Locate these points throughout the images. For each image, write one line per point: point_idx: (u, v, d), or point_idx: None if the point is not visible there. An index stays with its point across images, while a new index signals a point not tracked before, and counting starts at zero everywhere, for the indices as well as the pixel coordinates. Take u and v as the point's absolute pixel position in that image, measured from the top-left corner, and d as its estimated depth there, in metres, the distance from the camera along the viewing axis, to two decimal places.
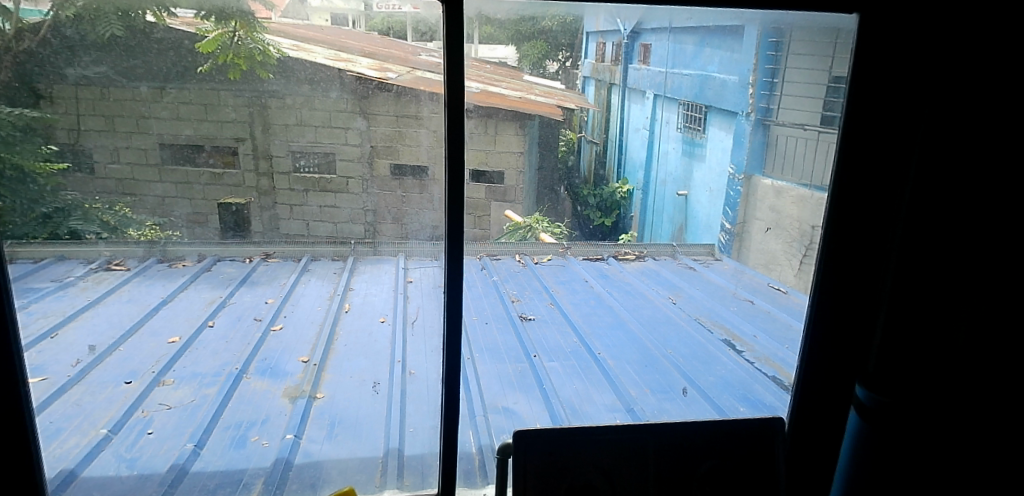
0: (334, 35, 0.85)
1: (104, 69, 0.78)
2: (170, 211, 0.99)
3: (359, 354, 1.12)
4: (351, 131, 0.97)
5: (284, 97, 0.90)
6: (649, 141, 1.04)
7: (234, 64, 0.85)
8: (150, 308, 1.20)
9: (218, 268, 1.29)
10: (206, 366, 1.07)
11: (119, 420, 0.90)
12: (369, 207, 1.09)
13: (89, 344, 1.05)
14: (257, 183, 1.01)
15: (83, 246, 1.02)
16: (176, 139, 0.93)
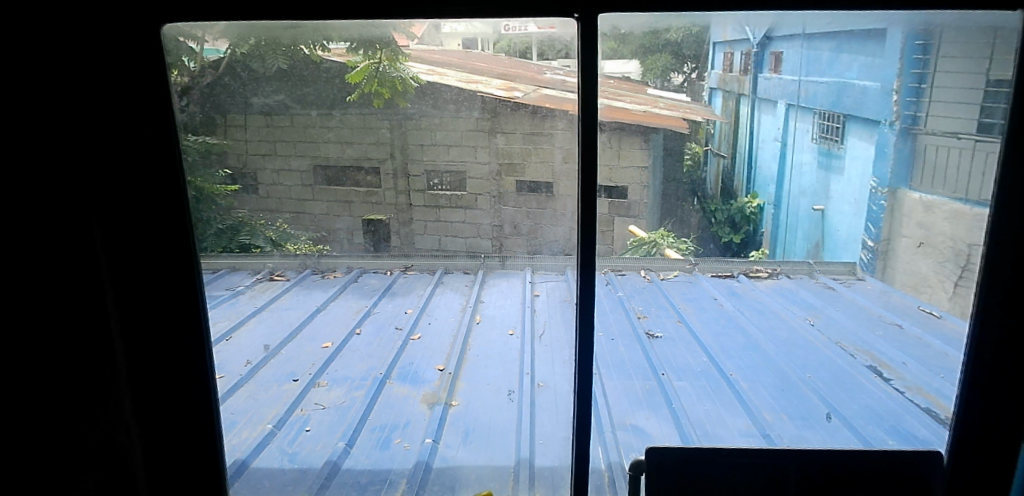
0: (463, 60, 0.86)
1: (282, 97, 0.89)
2: (326, 225, 1.06)
3: (490, 365, 1.19)
4: (482, 149, 1.03)
5: (418, 120, 0.97)
6: (782, 152, 0.98)
7: (377, 93, 0.92)
8: (308, 313, 1.37)
9: (364, 279, 1.51)
10: (356, 370, 1.17)
11: (282, 417, 0.99)
12: (496, 222, 1.16)
13: (263, 344, 1.21)
14: (395, 200, 1.08)
15: (256, 259, 1.19)
16: (331, 162, 1.03)
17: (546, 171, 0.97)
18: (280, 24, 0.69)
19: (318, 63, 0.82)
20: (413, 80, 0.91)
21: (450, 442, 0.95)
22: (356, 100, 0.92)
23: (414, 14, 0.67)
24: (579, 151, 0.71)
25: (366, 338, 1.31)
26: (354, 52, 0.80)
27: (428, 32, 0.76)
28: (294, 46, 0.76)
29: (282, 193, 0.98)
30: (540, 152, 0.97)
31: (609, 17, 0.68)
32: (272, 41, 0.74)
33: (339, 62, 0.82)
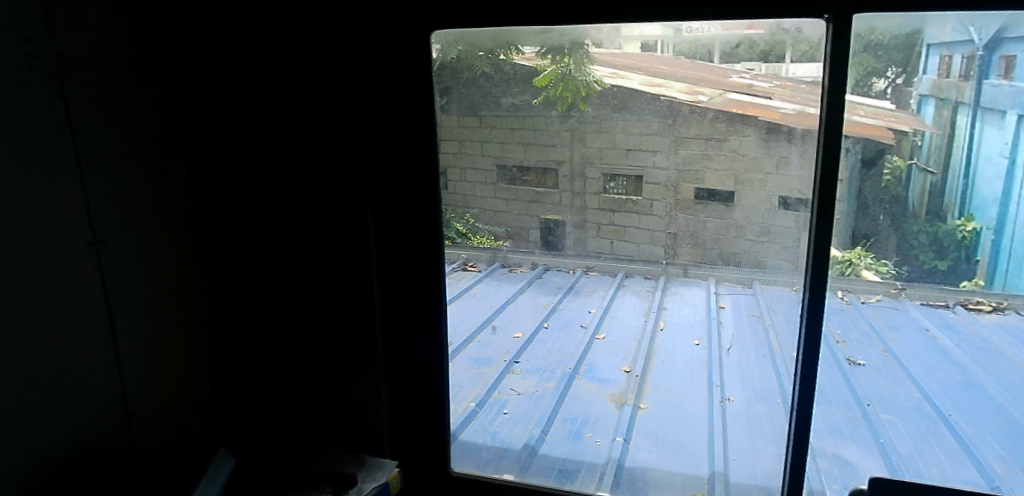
0: (648, 61, 0.92)
1: (526, 97, 1.08)
2: (500, 221, 1.22)
3: (670, 373, 1.43)
4: (659, 156, 1.18)
5: (601, 122, 1.13)
6: (1008, 171, 0.90)
7: (562, 98, 1.09)
8: (499, 304, 1.69)
9: (546, 276, 1.85)
10: (544, 362, 1.47)
11: (483, 398, 1.22)
12: (669, 228, 1.28)
13: (489, 324, 1.58)
14: (569, 200, 1.30)
15: (474, 252, 1.33)
16: (518, 162, 1.20)
17: (732, 178, 1.12)
18: (531, 31, 0.86)
19: (515, 66, 0.98)
20: (597, 83, 1.05)
21: (640, 444, 1.13)
22: (542, 102, 1.10)
23: (634, 17, 0.79)
24: (820, 165, 0.76)
25: (552, 332, 1.66)
26: (542, 56, 0.95)
27: (608, 33, 0.85)
28: (491, 52, 0.93)
29: (473, 185, 1.06)
30: (738, 156, 1.06)
31: (863, 17, 0.72)
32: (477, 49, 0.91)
33: (527, 66, 0.98)
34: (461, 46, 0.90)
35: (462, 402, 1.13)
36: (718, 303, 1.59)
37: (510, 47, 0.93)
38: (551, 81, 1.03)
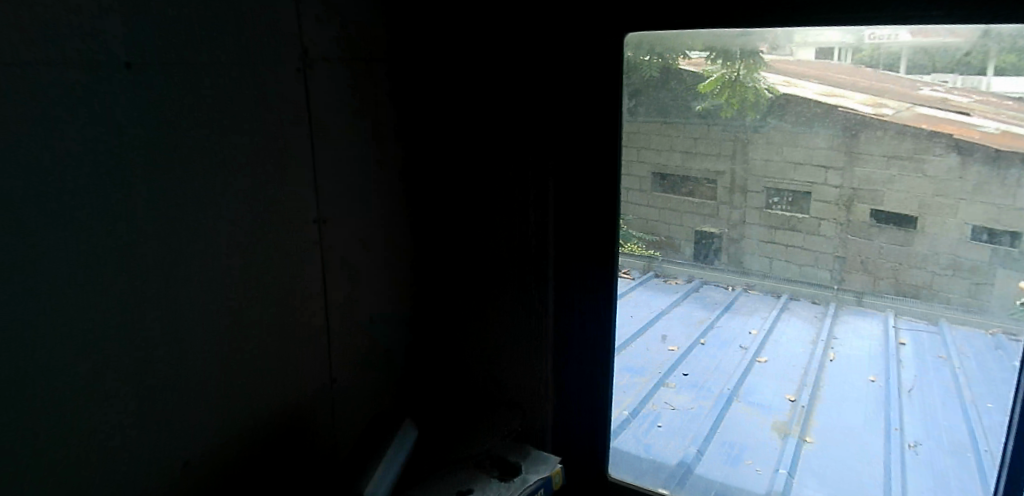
0: (825, 71, 1.31)
1: (715, 106, 1.47)
2: (653, 229, 1.65)
3: (841, 409, 1.57)
4: (833, 172, 1.37)
5: (769, 133, 1.43)
6: None
7: (729, 104, 1.45)
8: (653, 315, 1.75)
9: (704, 290, 1.68)
10: (705, 378, 1.74)
11: (637, 407, 1.79)
12: (839, 252, 1.41)
13: (663, 333, 1.77)
14: (730, 198, 1.53)
15: (647, 258, 1.68)
16: (688, 173, 1.57)
17: (914, 201, 1.28)
18: (733, 33, 1.40)
19: (689, 75, 1.48)
20: (769, 91, 1.39)
21: (803, 479, 1.57)
22: (706, 109, 1.48)
23: (805, 20, 1.28)
24: None
25: (710, 349, 1.74)
26: (712, 61, 1.44)
27: (783, 38, 1.34)
28: (664, 60, 1.51)
29: (628, 193, 1.64)
30: (926, 177, 1.25)
31: None
32: (667, 58, 1.50)
33: (697, 71, 1.47)
34: (635, 50, 1.53)
35: (615, 413, 1.82)
36: (897, 338, 1.41)
37: (681, 54, 1.48)
38: (718, 86, 1.45)
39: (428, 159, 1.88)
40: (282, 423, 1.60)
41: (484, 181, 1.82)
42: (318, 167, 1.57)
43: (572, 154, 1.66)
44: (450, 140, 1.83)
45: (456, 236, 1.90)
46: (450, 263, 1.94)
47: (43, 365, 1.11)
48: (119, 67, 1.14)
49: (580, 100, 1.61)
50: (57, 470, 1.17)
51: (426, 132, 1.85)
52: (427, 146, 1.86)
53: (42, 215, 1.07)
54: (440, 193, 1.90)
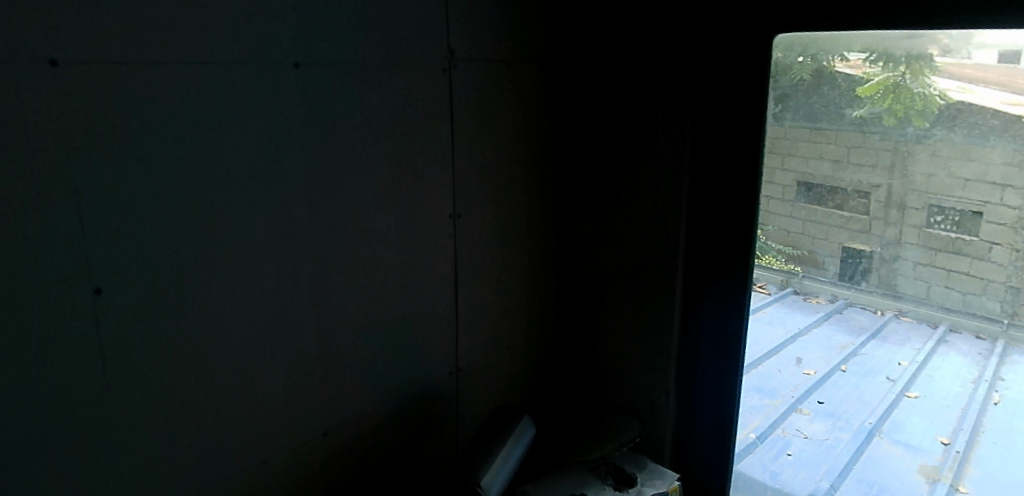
0: (1007, 79, 1.19)
1: (873, 112, 1.38)
2: (795, 242, 1.58)
3: (1005, 462, 1.36)
4: (1012, 190, 1.23)
5: (934, 144, 1.31)
6: None
7: (891, 112, 1.34)
8: (790, 335, 1.67)
9: (848, 312, 1.56)
10: (842, 408, 1.61)
11: (765, 431, 1.73)
12: (1011, 282, 1.26)
13: (797, 355, 1.68)
14: (885, 214, 1.41)
15: (788, 273, 1.62)
16: (840, 184, 1.48)
17: None
18: (899, 35, 1.31)
19: (845, 78, 1.41)
20: (940, 98, 1.27)
21: None
22: (863, 117, 1.39)
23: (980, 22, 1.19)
24: None
25: (851, 377, 1.59)
26: (873, 63, 1.35)
27: (957, 40, 1.23)
28: (817, 62, 1.44)
29: (768, 202, 1.58)
30: None
31: None
32: (821, 59, 1.43)
33: (855, 74, 1.39)
34: (785, 52, 1.48)
35: (741, 433, 1.78)
36: None
37: (838, 55, 1.41)
38: (879, 90, 1.35)
39: (570, 163, 1.95)
40: (410, 399, 1.75)
41: (615, 186, 1.84)
42: (456, 163, 1.70)
43: (712, 163, 1.62)
44: (591, 146, 1.88)
45: (590, 238, 1.94)
46: (582, 266, 1.98)
47: (215, 319, 1.33)
48: (288, 67, 1.34)
49: (721, 104, 1.58)
50: (220, 413, 1.37)
51: (568, 137, 1.94)
52: (571, 150, 1.94)
53: (228, 191, 1.29)
54: (576, 195, 1.96)
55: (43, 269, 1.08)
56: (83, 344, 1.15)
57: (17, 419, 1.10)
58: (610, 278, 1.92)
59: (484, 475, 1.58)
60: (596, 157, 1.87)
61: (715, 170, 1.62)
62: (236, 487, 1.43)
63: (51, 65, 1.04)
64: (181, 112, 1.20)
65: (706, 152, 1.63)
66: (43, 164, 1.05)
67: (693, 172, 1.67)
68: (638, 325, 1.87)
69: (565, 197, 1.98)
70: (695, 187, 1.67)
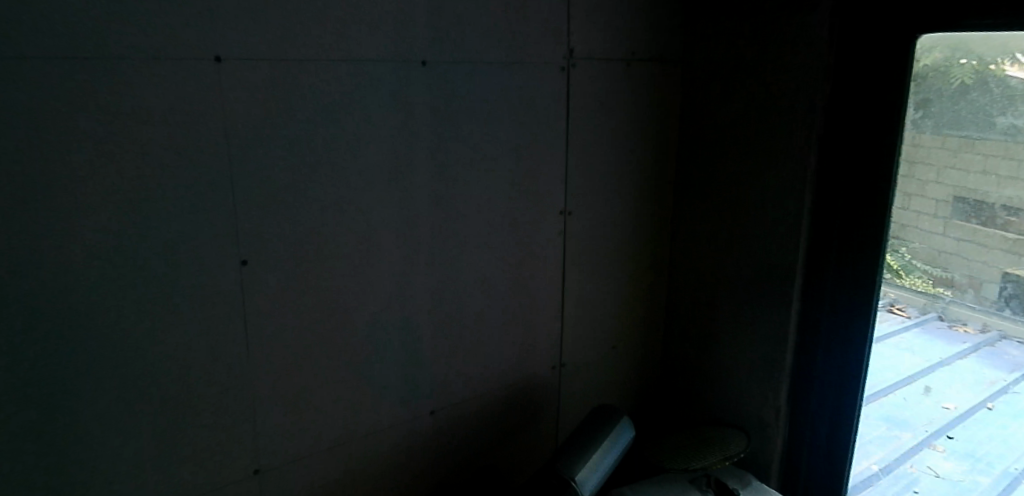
0: None
1: None
2: (944, 261, 1.45)
3: None
4: None
5: None
6: None
7: None
8: (927, 365, 1.54)
9: (1000, 345, 1.39)
10: (982, 449, 1.46)
11: (889, 463, 1.62)
12: None
13: (929, 385, 1.55)
14: None
15: (930, 295, 1.49)
16: (1001, 200, 1.33)
17: None
18: None
19: (1012, 83, 1.27)
20: None
21: None
22: None
23: None
24: None
25: (998, 417, 1.42)
26: None
27: None
28: (981, 63, 1.32)
29: (919, 219, 1.46)
30: None
31: None
32: (989, 63, 1.30)
33: None
34: (939, 53, 1.37)
35: (861, 463, 1.67)
36: None
37: (1008, 56, 1.27)
38: None
39: (687, 166, 1.91)
40: (514, 387, 1.79)
41: (732, 193, 1.78)
42: (569, 160, 1.72)
43: (839, 172, 1.54)
44: (708, 148, 1.83)
45: (704, 242, 1.89)
46: (697, 271, 1.93)
47: (342, 297, 1.45)
48: (417, 64, 1.43)
49: (857, 110, 1.49)
50: (342, 383, 1.50)
51: (685, 141, 1.90)
52: (687, 154, 1.90)
53: (359, 180, 1.41)
54: (688, 200, 1.92)
55: (201, 238, 1.25)
56: (229, 307, 1.31)
57: (175, 368, 1.28)
58: (721, 289, 1.86)
59: (579, 470, 1.60)
60: (713, 160, 1.82)
61: (842, 178, 1.53)
62: (352, 450, 1.55)
63: (216, 60, 1.20)
64: (324, 105, 1.34)
65: (832, 159, 1.55)
66: (207, 146, 1.22)
67: (818, 180, 1.58)
68: (750, 337, 1.80)
69: (681, 199, 1.94)
70: (819, 195, 1.59)
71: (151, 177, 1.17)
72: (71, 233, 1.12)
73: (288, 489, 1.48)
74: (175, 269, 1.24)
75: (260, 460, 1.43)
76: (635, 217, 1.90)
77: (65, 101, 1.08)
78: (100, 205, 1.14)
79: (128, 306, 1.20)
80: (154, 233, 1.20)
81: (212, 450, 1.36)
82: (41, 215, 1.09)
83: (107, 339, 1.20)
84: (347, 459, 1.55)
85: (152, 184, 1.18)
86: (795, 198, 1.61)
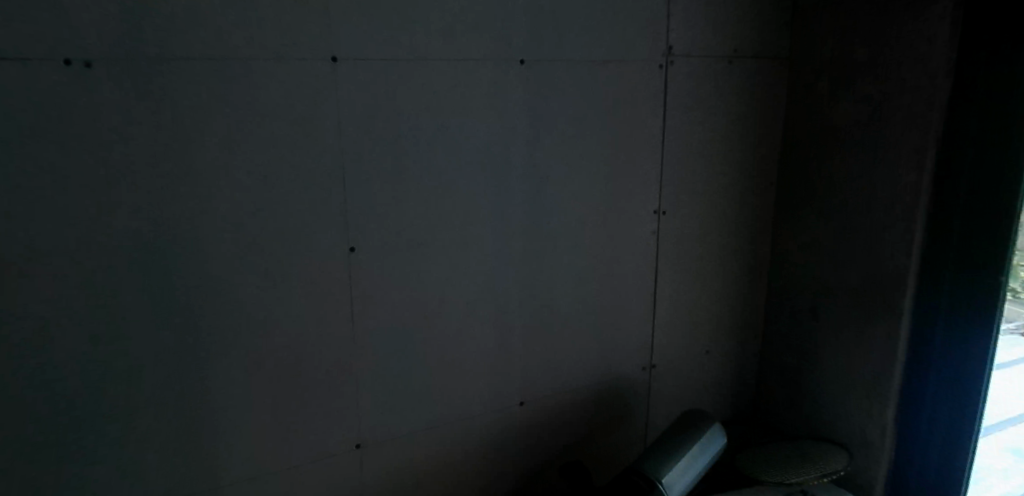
0: None
1: None
2: None
3: None
4: None
5: None
6: None
7: None
8: None
9: None
10: None
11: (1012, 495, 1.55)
12: None
13: None
14: None
15: None
16: None
17: None
18: None
19: None
20: None
21: None
22: None
23: None
24: None
25: None
26: None
27: None
28: None
29: None
30: None
31: None
32: None
33: None
34: None
35: None
36: None
37: None
38: None
39: (789, 167, 1.84)
40: (603, 385, 1.79)
41: (837, 196, 1.70)
42: (665, 158, 1.70)
43: (960, 175, 1.44)
44: (812, 149, 1.76)
45: (805, 247, 1.81)
46: (798, 278, 1.85)
47: (441, 287, 1.51)
48: (516, 64, 1.47)
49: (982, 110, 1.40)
50: (439, 369, 1.56)
51: (788, 141, 1.84)
52: (790, 155, 1.84)
53: (460, 174, 1.47)
54: (790, 203, 1.85)
55: (315, 225, 1.35)
56: (337, 291, 1.40)
57: (290, 346, 1.38)
58: (823, 296, 1.78)
59: (666, 472, 1.58)
60: (818, 162, 1.75)
61: (964, 183, 1.44)
62: (446, 435, 1.60)
63: (332, 61, 1.30)
64: (428, 102, 1.40)
65: (953, 161, 1.45)
66: (321, 140, 1.32)
67: (935, 183, 1.49)
68: (855, 348, 1.71)
69: (782, 202, 1.87)
70: (936, 200, 1.50)
71: (273, 168, 1.29)
72: (205, 219, 1.26)
73: (386, 466, 1.55)
74: (292, 253, 1.34)
75: (361, 436, 1.50)
76: (732, 219, 1.85)
77: (205, 101, 1.21)
78: (231, 194, 1.27)
79: (250, 286, 1.33)
80: (275, 220, 1.31)
81: (320, 424, 1.46)
82: (182, 201, 1.23)
83: (234, 316, 1.32)
84: (440, 444, 1.60)
85: (274, 176, 1.29)
86: (907, 204, 1.53)
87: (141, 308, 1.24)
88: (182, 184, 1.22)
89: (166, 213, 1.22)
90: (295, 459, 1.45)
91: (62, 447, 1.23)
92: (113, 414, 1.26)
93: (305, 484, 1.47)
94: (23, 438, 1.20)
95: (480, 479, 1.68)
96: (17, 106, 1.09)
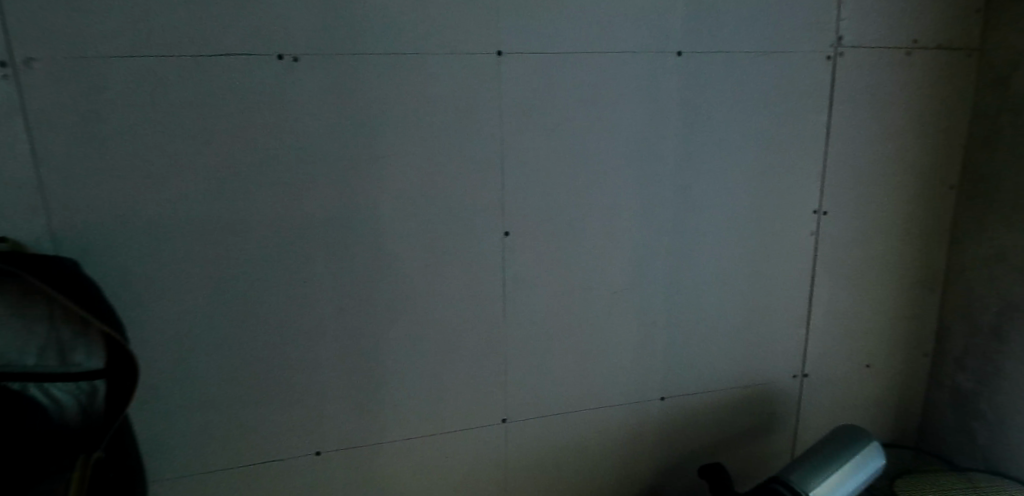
0: None
1: None
2: None
3: None
4: None
5: None
6: None
7: None
8: None
9: None
10: None
11: None
12: None
13: None
14: None
15: None
16: None
17: None
18: None
19: None
20: None
21: None
22: None
23: None
24: None
25: None
26: None
27: None
28: None
29: None
30: None
31: None
32: None
33: None
34: None
35: None
36: None
37: None
38: None
39: (974, 169, 1.66)
40: (748, 389, 1.73)
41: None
42: (828, 156, 1.61)
43: None
44: (1004, 148, 1.58)
45: (991, 260, 1.63)
46: (979, 293, 1.67)
47: (588, 275, 1.54)
48: (673, 56, 1.47)
49: None
50: (583, 356, 1.58)
51: (974, 140, 1.66)
52: (975, 155, 1.66)
53: (613, 164, 1.49)
54: (973, 208, 1.67)
55: (475, 209, 1.43)
56: (490, 273, 1.47)
57: (446, 322, 1.47)
58: (1009, 313, 1.59)
59: (815, 486, 1.49)
60: (1010, 163, 1.57)
61: None
62: (586, 421, 1.63)
63: (498, 55, 1.37)
64: (585, 94, 1.44)
65: None
66: (484, 129, 1.40)
67: None
68: None
69: (964, 207, 1.70)
70: None
71: (441, 154, 1.39)
72: (380, 199, 1.38)
73: (528, 444, 1.60)
74: (452, 235, 1.43)
75: (507, 412, 1.57)
76: (903, 223, 1.71)
77: (385, 91, 1.33)
78: (403, 177, 1.38)
79: (415, 263, 1.43)
80: (439, 202, 1.41)
81: (470, 397, 1.53)
82: (362, 182, 1.36)
83: (399, 291, 1.43)
84: (580, 429, 1.63)
85: (441, 160, 1.39)
86: None
87: (324, 277, 1.38)
88: (362, 168, 1.35)
89: (348, 192, 1.36)
90: (447, 428, 1.54)
91: (255, 396, 1.41)
92: (297, 370, 1.42)
93: (456, 452, 1.56)
94: (227, 384, 1.39)
95: (618, 468, 1.69)
96: (238, 97, 1.27)
